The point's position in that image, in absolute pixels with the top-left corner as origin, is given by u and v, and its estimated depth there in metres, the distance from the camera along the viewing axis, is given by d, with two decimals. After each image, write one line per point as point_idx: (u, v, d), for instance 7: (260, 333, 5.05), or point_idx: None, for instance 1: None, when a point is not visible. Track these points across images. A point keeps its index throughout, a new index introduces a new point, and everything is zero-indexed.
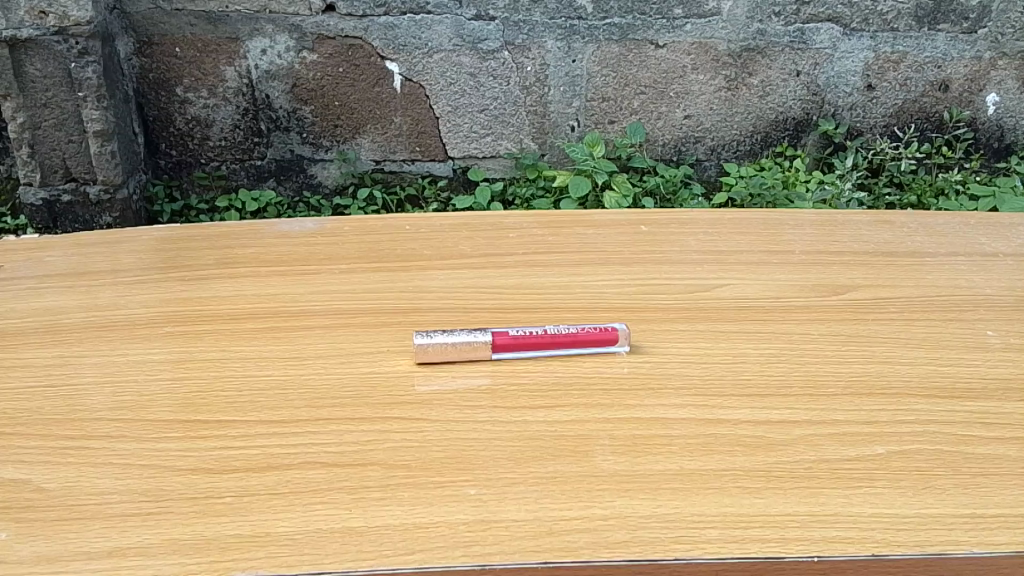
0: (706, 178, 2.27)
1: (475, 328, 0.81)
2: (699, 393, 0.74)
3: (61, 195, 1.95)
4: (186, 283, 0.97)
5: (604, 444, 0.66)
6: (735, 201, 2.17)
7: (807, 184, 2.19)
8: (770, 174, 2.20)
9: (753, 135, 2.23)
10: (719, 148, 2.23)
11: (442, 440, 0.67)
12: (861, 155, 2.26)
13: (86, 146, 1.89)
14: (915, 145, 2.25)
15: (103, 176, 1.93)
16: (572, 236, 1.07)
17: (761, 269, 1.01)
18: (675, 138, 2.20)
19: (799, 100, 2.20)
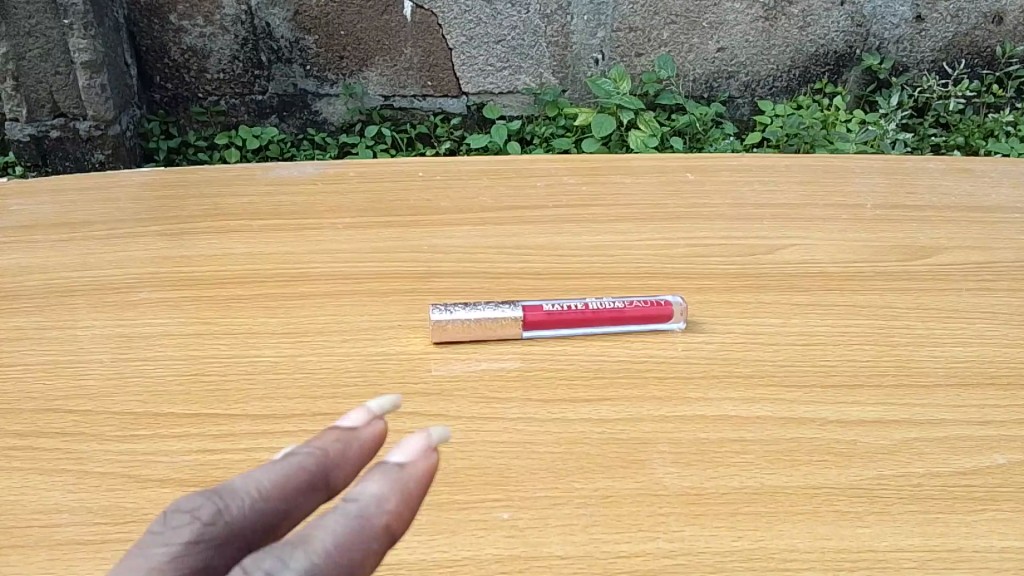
0: (738, 117, 2.10)
1: (503, 301, 0.69)
2: (774, 383, 0.62)
3: (49, 131, 1.80)
4: (168, 238, 0.84)
5: (666, 452, 0.54)
6: (771, 142, 2.00)
7: (848, 124, 2.03)
8: (808, 113, 2.03)
9: (791, 70, 2.06)
10: (754, 84, 2.06)
11: (467, 444, 0.55)
12: (907, 93, 2.09)
13: (74, 78, 1.75)
14: (965, 82, 2.07)
15: (94, 112, 1.78)
16: (609, 185, 0.93)
17: (829, 227, 0.87)
18: (707, 72, 2.03)
19: (841, 32, 2.02)
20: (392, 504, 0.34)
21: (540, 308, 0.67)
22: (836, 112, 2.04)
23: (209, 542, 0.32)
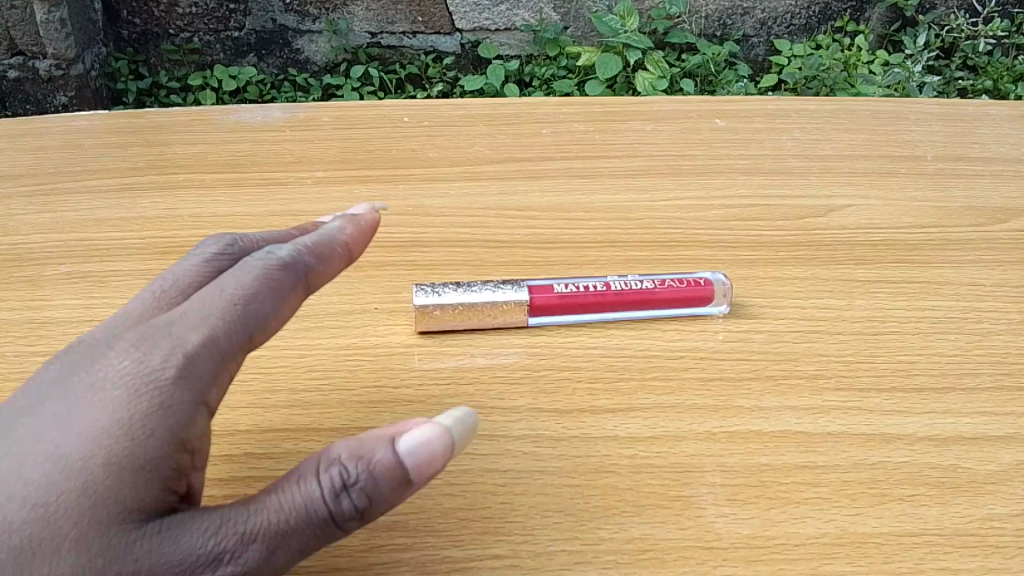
0: (753, 57, 1.93)
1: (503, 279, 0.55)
2: (846, 385, 0.50)
3: (6, 71, 1.64)
4: (98, 196, 0.70)
5: (717, 485, 0.42)
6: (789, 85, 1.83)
7: (870, 65, 1.85)
8: (829, 53, 1.84)
9: (811, 5, 1.88)
10: (769, 21, 1.89)
11: (458, 474, 0.43)
12: (934, 32, 1.92)
13: (31, 13, 1.57)
14: (997, 22, 1.88)
15: (54, 49, 1.61)
16: (628, 130, 0.79)
17: (886, 183, 0.74)
18: (721, 9, 1.86)
19: None
20: (350, 231, 0.48)
21: (551, 290, 0.53)
22: (857, 52, 1.85)
23: (227, 256, 0.47)
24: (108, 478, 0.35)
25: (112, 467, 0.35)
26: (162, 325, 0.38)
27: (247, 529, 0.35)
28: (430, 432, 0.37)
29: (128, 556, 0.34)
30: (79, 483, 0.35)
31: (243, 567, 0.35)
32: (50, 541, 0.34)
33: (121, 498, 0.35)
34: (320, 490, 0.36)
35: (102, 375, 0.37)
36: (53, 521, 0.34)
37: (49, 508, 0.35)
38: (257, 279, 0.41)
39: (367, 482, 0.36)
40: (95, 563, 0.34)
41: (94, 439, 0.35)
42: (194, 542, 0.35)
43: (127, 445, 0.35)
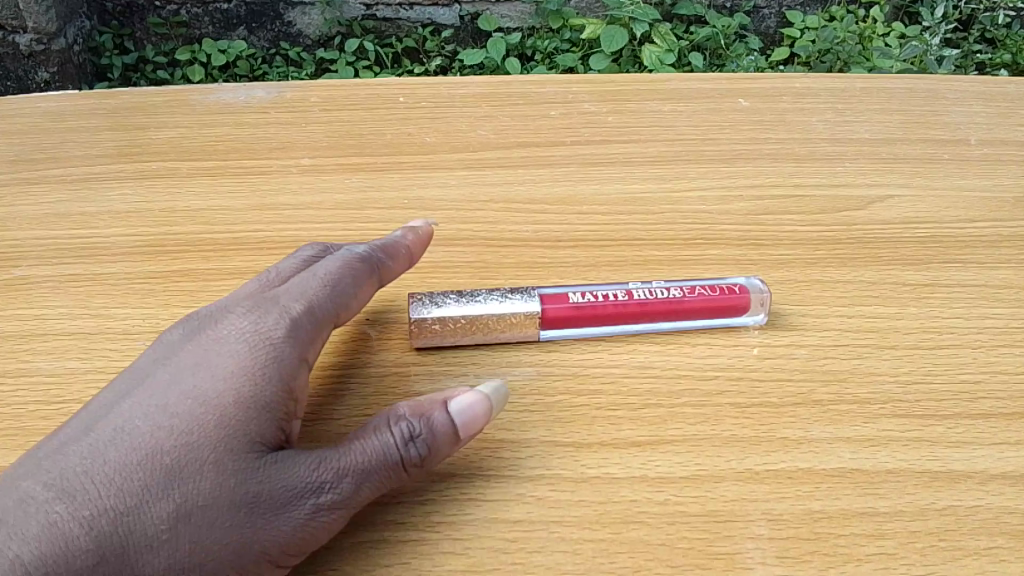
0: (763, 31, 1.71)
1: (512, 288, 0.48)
2: (904, 408, 0.43)
3: None
4: (61, 187, 0.63)
5: (764, 539, 0.37)
6: (802, 58, 1.60)
7: (887, 38, 1.59)
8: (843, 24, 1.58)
9: None
10: None
11: (465, 526, 0.37)
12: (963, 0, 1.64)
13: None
14: None
15: (34, 23, 1.47)
16: (643, 111, 0.71)
17: (931, 170, 0.67)
18: None
19: None
20: (413, 236, 0.51)
21: (565, 299, 0.46)
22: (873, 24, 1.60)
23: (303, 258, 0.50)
24: (240, 412, 0.36)
25: (243, 403, 0.37)
26: (270, 296, 0.42)
27: (338, 466, 0.36)
28: (470, 398, 0.39)
29: (257, 481, 0.35)
30: (212, 416, 0.36)
31: (339, 497, 0.36)
32: (182, 470, 0.35)
33: (251, 430, 0.36)
34: (393, 440, 0.37)
35: (221, 334, 0.40)
36: (186, 452, 0.35)
37: (180, 441, 0.36)
38: (341, 265, 0.45)
39: (431, 436, 0.37)
40: (227, 484, 0.35)
41: (225, 379, 0.37)
42: (295, 473, 0.36)
43: (257, 384, 0.37)
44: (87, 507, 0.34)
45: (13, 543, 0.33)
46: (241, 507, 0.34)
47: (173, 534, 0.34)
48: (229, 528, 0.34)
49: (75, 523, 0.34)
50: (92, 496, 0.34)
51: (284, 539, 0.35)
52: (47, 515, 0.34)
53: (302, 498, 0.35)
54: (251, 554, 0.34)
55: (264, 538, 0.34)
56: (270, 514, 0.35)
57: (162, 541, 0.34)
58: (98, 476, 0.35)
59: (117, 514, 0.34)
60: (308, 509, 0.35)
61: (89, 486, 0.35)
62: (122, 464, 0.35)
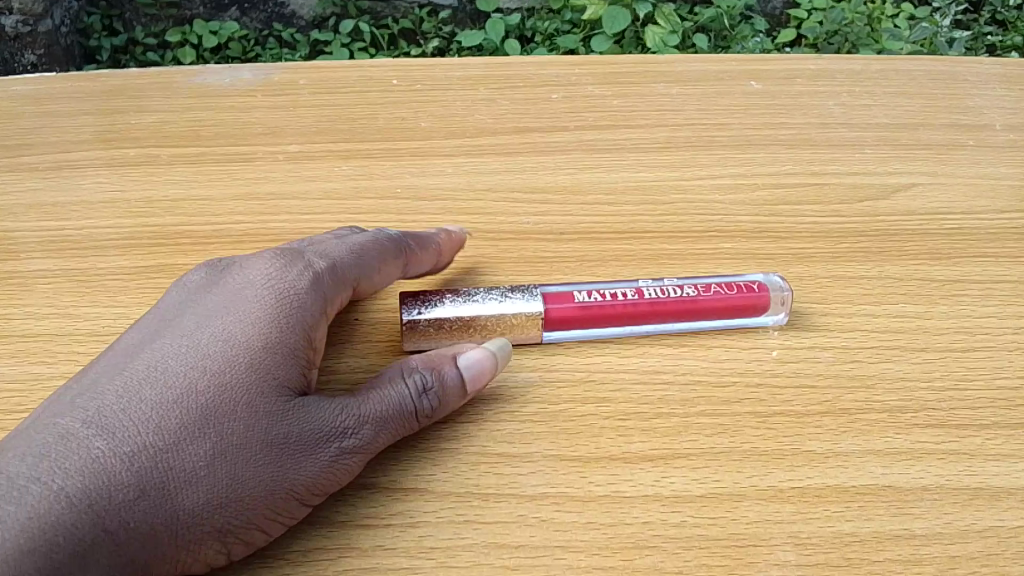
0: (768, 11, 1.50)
1: (512, 286, 0.44)
2: (937, 417, 0.40)
3: None
4: (37, 177, 0.59)
5: (791, 566, 0.34)
6: (806, 40, 1.43)
7: (896, 20, 1.43)
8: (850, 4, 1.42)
9: None
10: None
11: (462, 550, 0.34)
12: None
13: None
14: None
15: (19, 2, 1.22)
16: (650, 95, 0.67)
17: (955, 159, 0.63)
18: None
19: None
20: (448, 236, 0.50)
21: (571, 298, 0.43)
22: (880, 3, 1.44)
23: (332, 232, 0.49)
24: (274, 354, 0.35)
25: (274, 347, 0.36)
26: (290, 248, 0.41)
27: (360, 413, 0.36)
28: (477, 355, 0.39)
29: (292, 422, 0.34)
30: (245, 357, 0.35)
31: (361, 443, 0.35)
32: (220, 406, 0.33)
33: (283, 373, 0.35)
34: (410, 391, 0.37)
35: (244, 277, 0.38)
36: (223, 390, 0.34)
37: (216, 379, 0.34)
38: (371, 243, 0.44)
39: (443, 390, 0.38)
40: (260, 424, 0.33)
41: (255, 323, 0.36)
42: (320, 418, 0.35)
43: (286, 329, 0.36)
44: (125, 440, 0.32)
45: (53, 476, 0.30)
46: (278, 446, 0.33)
47: (216, 469, 0.32)
48: (267, 465, 0.33)
49: (115, 455, 0.31)
50: (130, 431, 0.32)
51: (313, 482, 0.34)
52: (88, 449, 0.31)
53: (327, 442, 0.35)
54: (283, 494, 0.33)
55: (297, 478, 0.34)
56: (302, 455, 0.34)
57: (206, 476, 0.32)
58: (133, 411, 0.33)
59: (157, 446, 0.32)
60: (334, 453, 0.35)
61: (124, 420, 0.32)
62: (158, 400, 0.33)
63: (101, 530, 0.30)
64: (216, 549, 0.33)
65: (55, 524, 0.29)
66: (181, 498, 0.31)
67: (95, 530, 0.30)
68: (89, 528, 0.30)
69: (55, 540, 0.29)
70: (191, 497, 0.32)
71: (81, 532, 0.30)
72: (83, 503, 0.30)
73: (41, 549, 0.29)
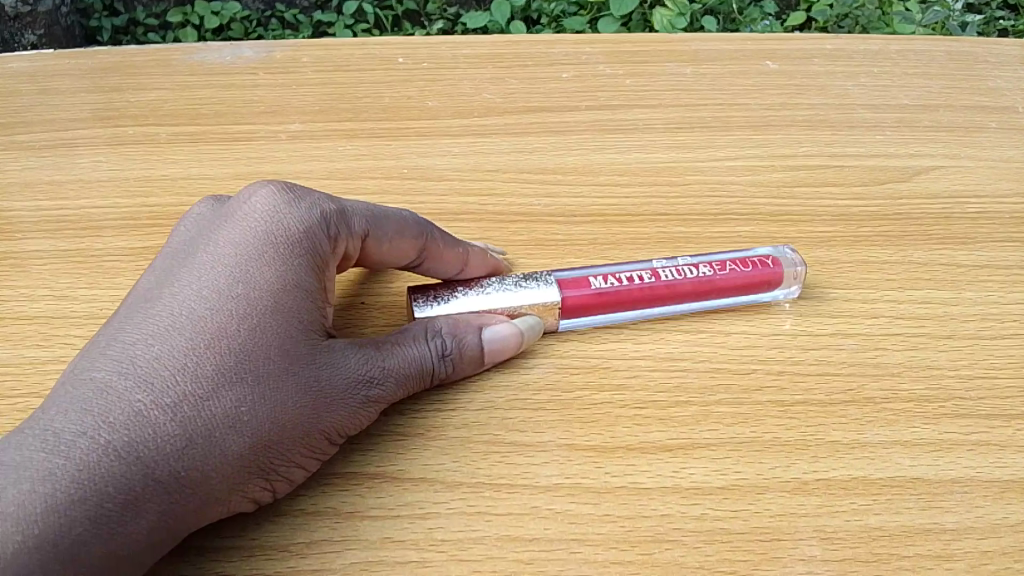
0: None
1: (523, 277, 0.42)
2: (966, 407, 0.39)
3: None
4: (35, 156, 0.57)
5: (817, 561, 0.32)
6: (817, 23, 1.38)
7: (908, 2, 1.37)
8: None
9: None
10: None
11: (475, 543, 0.33)
12: None
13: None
14: None
15: None
16: (662, 75, 0.65)
17: (977, 141, 0.61)
18: None
19: None
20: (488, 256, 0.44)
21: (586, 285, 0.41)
22: None
23: None
24: (298, 296, 0.35)
25: (298, 287, 0.35)
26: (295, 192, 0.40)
27: (384, 365, 0.36)
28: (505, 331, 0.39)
29: (324, 363, 0.34)
30: (272, 296, 0.34)
31: (383, 395, 0.35)
32: (255, 349, 0.32)
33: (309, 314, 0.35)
34: (431, 351, 0.37)
35: (253, 215, 0.37)
36: (256, 334, 0.33)
37: (246, 320, 0.33)
38: (396, 216, 0.41)
39: (462, 357, 0.37)
40: (295, 367, 0.33)
41: (279, 265, 0.35)
42: (347, 365, 0.35)
43: (305, 270, 0.36)
44: (164, 388, 0.31)
45: (99, 430, 0.29)
46: (314, 385, 0.33)
47: (259, 409, 0.32)
48: (305, 407, 0.33)
49: (157, 403, 0.30)
50: (168, 380, 0.31)
51: (344, 422, 0.34)
52: (129, 401, 0.30)
53: (354, 390, 0.34)
54: (318, 433, 0.33)
55: (330, 418, 0.34)
56: (335, 396, 0.34)
57: (250, 418, 0.31)
58: (167, 358, 0.32)
59: (196, 391, 0.31)
60: (362, 398, 0.35)
61: (159, 368, 0.31)
62: (189, 344, 0.32)
63: (154, 479, 0.29)
64: (259, 488, 0.32)
65: (106, 477, 0.28)
66: (228, 442, 0.31)
67: (145, 480, 0.29)
68: (142, 480, 0.29)
69: (109, 492, 0.28)
70: (235, 440, 0.31)
71: (134, 484, 0.29)
72: (134, 454, 0.29)
73: (97, 503, 0.28)
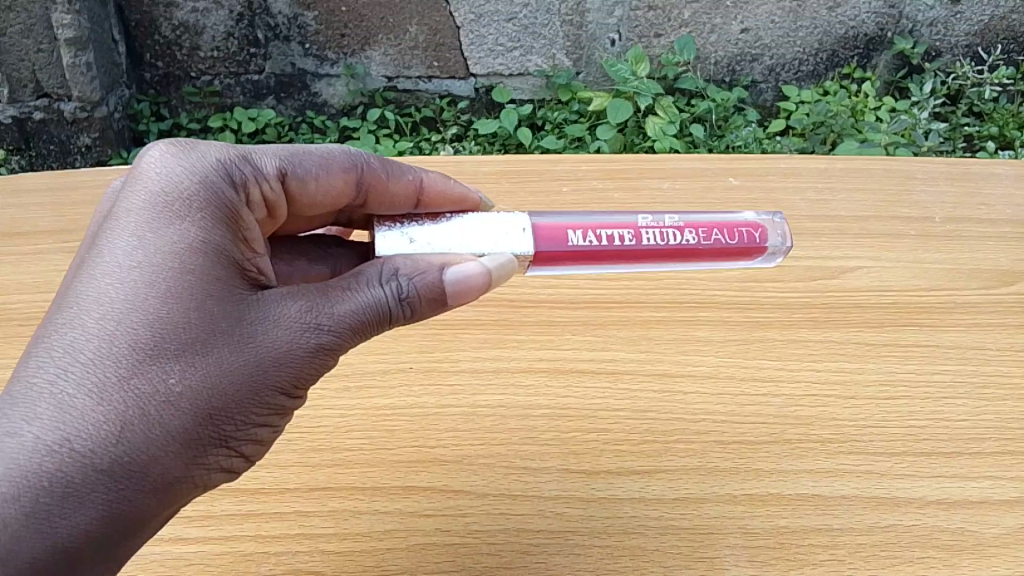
0: (759, 105, 1.51)
1: (494, 212, 0.49)
2: (858, 448, 0.52)
3: (33, 114, 1.35)
4: None
5: (739, 547, 0.46)
6: (794, 130, 1.45)
7: (878, 112, 1.45)
8: (837, 100, 1.44)
9: (818, 53, 1.47)
10: (777, 68, 1.47)
11: (495, 534, 0.46)
12: (938, 79, 1.48)
13: (58, 56, 1.30)
14: (1004, 69, 1.45)
15: (78, 93, 1.33)
16: (644, 193, 0.80)
17: (895, 245, 0.75)
18: (729, 56, 1.45)
19: (871, 14, 1.43)
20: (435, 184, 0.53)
21: (562, 240, 0.49)
22: (865, 97, 1.45)
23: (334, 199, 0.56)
24: (207, 260, 0.41)
25: (202, 251, 0.41)
26: (189, 143, 0.46)
27: (329, 315, 0.43)
28: (469, 268, 0.44)
29: (250, 332, 0.41)
30: (180, 272, 0.40)
31: (329, 343, 0.42)
32: (178, 327, 0.39)
33: (222, 275, 0.41)
34: (387, 295, 0.43)
35: (148, 192, 0.42)
36: (175, 311, 0.40)
37: (159, 301, 0.40)
38: (329, 154, 0.50)
39: (415, 296, 0.44)
40: (224, 336, 0.40)
41: (191, 238, 0.41)
42: (288, 323, 0.42)
43: (215, 228, 0.42)
44: (87, 380, 0.37)
45: (27, 430, 0.36)
46: (243, 354, 0.41)
47: (188, 386, 0.39)
48: (243, 370, 0.40)
49: (84, 398, 0.37)
50: (91, 370, 0.38)
51: (285, 378, 0.42)
52: (52, 398, 0.37)
53: (297, 345, 0.42)
54: (267, 389, 0.41)
55: (277, 373, 0.41)
56: (272, 358, 0.41)
57: (182, 394, 0.38)
58: (87, 353, 0.38)
59: (122, 375, 0.38)
60: (309, 349, 0.42)
61: (80, 364, 0.38)
62: (109, 332, 0.39)
63: (89, 465, 0.36)
64: (221, 453, 0.40)
65: (46, 476, 0.36)
66: (163, 422, 0.38)
67: (83, 467, 0.36)
68: (81, 471, 0.36)
69: (48, 488, 0.35)
70: (169, 414, 0.38)
71: (72, 476, 0.36)
72: (65, 448, 0.36)
73: (41, 500, 0.35)
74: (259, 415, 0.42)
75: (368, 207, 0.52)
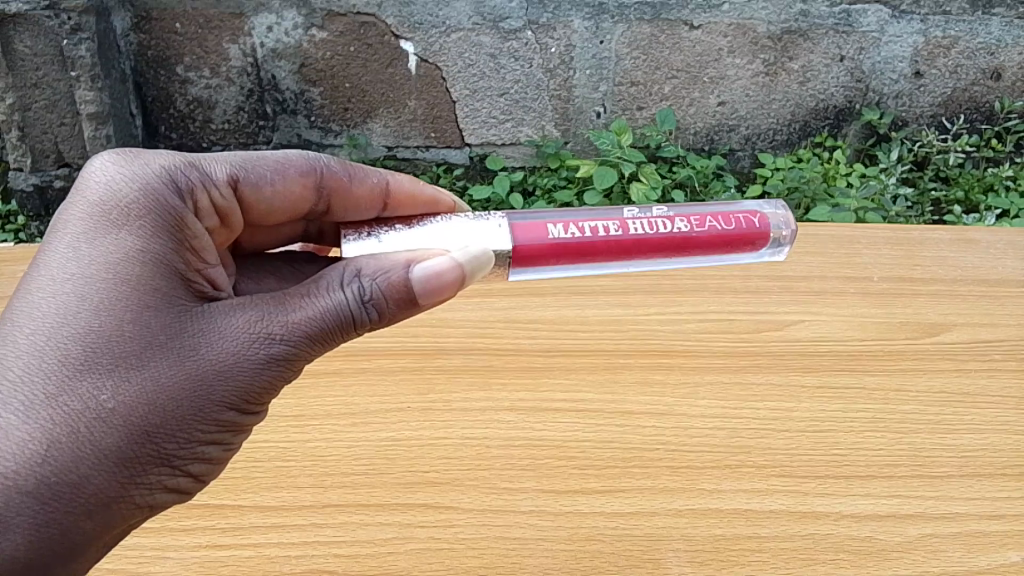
0: (737, 171, 1.59)
1: (471, 216, 0.58)
2: (790, 475, 0.62)
3: (54, 182, 1.46)
4: None
5: (681, 550, 0.56)
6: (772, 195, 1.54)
7: (848, 178, 1.53)
8: (809, 166, 1.52)
9: (791, 124, 1.55)
10: (752, 136, 1.56)
11: (478, 540, 0.56)
12: (905, 147, 1.56)
13: (80, 129, 1.40)
14: (966, 138, 1.53)
15: None
16: None
17: (835, 299, 0.80)
18: (707, 127, 1.54)
19: (840, 88, 1.52)
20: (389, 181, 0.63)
21: (543, 233, 0.57)
22: (836, 164, 1.53)
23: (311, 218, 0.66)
24: (144, 268, 0.49)
25: (138, 263, 0.49)
26: (133, 154, 0.55)
27: (284, 326, 0.50)
28: (439, 264, 0.52)
29: (181, 347, 0.48)
30: (115, 290, 0.48)
31: (280, 352, 0.50)
32: (113, 350, 0.46)
33: (163, 287, 0.49)
34: (348, 299, 0.51)
35: (85, 222, 0.50)
36: (110, 335, 0.46)
37: (86, 320, 0.47)
38: (292, 163, 0.61)
39: (373, 300, 0.51)
40: (167, 355, 0.47)
41: (130, 263, 0.49)
42: (242, 336, 0.49)
43: (152, 238, 0.51)
44: (19, 408, 0.44)
45: None
46: (175, 368, 0.47)
47: (118, 406, 0.45)
48: (185, 388, 0.47)
49: (11, 416, 0.44)
50: (25, 397, 0.44)
51: (218, 392, 0.48)
52: None
53: (248, 357, 0.49)
54: (211, 404, 0.48)
55: (223, 386, 0.48)
56: (203, 371, 0.48)
57: (108, 410, 0.45)
58: (17, 372, 0.45)
59: (56, 401, 0.44)
60: (260, 359, 0.49)
61: (9, 384, 0.45)
62: (43, 360, 0.45)
63: (19, 485, 0.42)
64: (158, 469, 0.47)
65: None
66: (88, 439, 0.44)
67: (15, 488, 0.42)
68: (6, 492, 0.42)
69: None
70: (101, 434, 0.44)
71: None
72: None
73: None
74: (206, 427, 0.48)
75: (334, 209, 0.63)
